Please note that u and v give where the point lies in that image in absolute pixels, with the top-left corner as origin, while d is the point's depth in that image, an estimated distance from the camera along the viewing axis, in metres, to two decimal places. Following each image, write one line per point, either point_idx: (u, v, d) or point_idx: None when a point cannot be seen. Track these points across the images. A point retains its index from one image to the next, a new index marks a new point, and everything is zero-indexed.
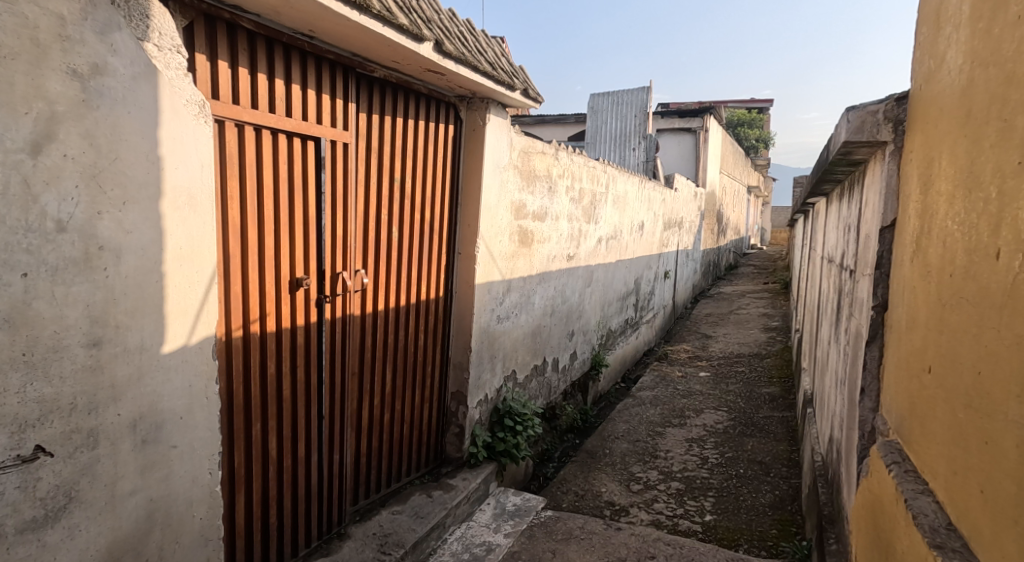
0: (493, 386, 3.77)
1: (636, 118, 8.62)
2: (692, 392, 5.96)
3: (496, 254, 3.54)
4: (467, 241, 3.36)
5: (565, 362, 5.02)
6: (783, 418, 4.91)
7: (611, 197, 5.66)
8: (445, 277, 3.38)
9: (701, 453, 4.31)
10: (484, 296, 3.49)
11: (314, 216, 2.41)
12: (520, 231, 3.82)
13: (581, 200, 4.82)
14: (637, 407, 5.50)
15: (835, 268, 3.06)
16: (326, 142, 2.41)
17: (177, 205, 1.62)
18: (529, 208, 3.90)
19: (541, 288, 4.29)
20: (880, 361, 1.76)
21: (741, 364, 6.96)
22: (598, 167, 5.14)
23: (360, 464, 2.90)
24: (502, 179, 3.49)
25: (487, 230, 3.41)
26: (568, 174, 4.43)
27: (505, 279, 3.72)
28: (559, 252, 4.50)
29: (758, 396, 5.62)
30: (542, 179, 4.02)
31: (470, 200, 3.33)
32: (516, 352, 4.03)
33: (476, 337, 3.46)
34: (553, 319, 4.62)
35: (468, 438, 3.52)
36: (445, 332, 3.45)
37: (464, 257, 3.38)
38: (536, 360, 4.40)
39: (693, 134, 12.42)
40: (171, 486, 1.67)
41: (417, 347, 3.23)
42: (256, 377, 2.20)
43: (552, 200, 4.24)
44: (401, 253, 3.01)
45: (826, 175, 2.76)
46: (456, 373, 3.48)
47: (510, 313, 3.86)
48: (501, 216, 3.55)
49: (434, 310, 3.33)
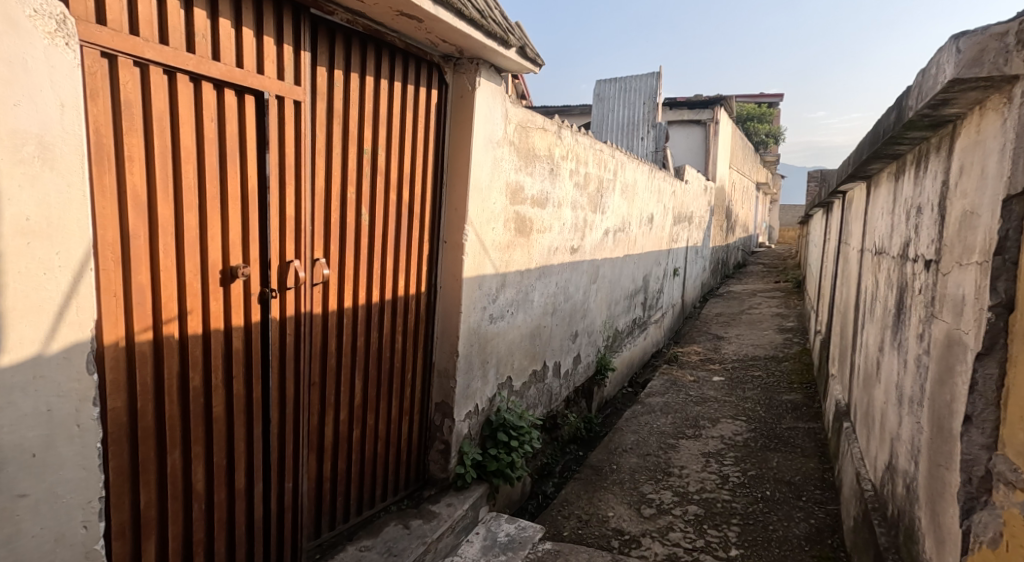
0: (485, 396, 3.31)
1: (645, 106, 8.08)
2: (705, 398, 5.49)
3: (488, 244, 3.07)
4: (454, 227, 2.89)
5: (567, 366, 4.55)
6: (809, 428, 4.42)
7: (619, 185, 5.17)
8: (426, 270, 2.91)
9: (720, 470, 3.83)
10: (473, 292, 3.01)
11: (255, 191, 1.94)
12: (517, 219, 3.36)
13: (586, 186, 4.34)
14: (646, 415, 5.03)
15: (890, 261, 2.56)
16: (270, 97, 1.94)
17: (19, 158, 1.15)
18: (527, 192, 3.42)
19: (541, 284, 3.82)
20: (1000, 381, 1.28)
21: (757, 368, 6.45)
22: (605, 151, 4.65)
23: (322, 491, 2.44)
24: (496, 156, 3.02)
25: (478, 215, 2.94)
26: (571, 156, 3.96)
27: (499, 273, 3.26)
28: (561, 244, 4.03)
29: (778, 404, 5.12)
30: (543, 159, 3.54)
31: (457, 179, 2.86)
32: (512, 356, 3.56)
33: (464, 339, 2.99)
34: (555, 319, 4.15)
35: (455, 456, 3.06)
36: (428, 333, 2.98)
37: (450, 246, 2.91)
38: (536, 364, 3.93)
39: (701, 126, 11.94)
40: (20, 551, 1.21)
41: (394, 351, 2.76)
42: (173, 394, 1.73)
43: (554, 184, 3.76)
44: (372, 240, 2.54)
45: (886, 146, 2.28)
46: (441, 382, 3.02)
47: (505, 312, 3.39)
48: (494, 200, 3.08)
49: (414, 308, 2.86)
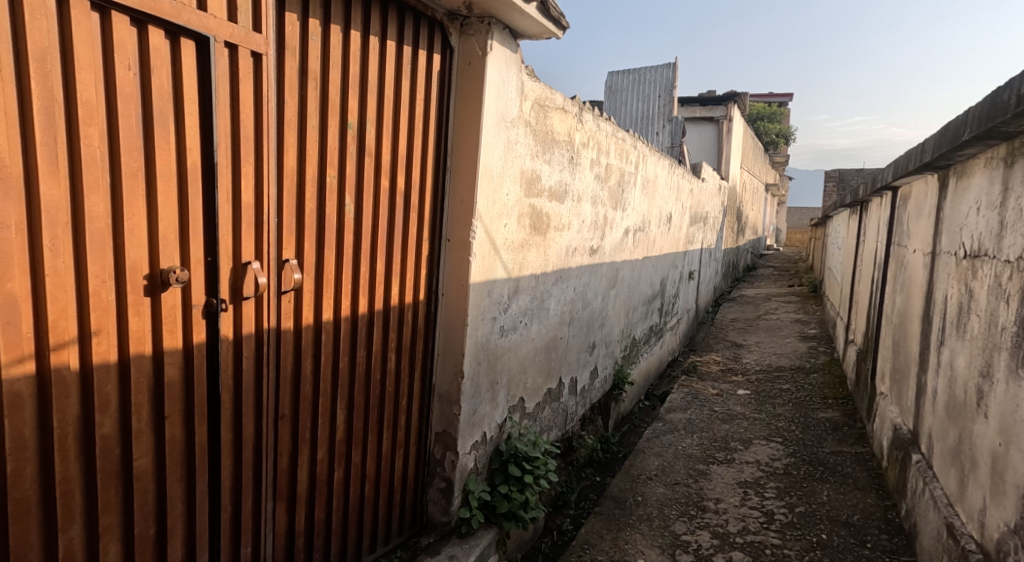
0: (494, 422, 2.83)
1: (660, 98, 7.59)
2: (732, 414, 5.00)
3: (499, 243, 2.59)
4: (460, 223, 2.41)
5: (584, 382, 4.07)
6: (856, 453, 3.92)
7: (640, 179, 4.69)
8: (426, 274, 2.42)
9: (761, 505, 3.34)
10: (481, 300, 2.53)
11: (196, 169, 1.45)
12: (532, 213, 2.87)
13: (607, 179, 3.86)
14: (669, 435, 4.54)
15: (1000, 267, 2.07)
16: (219, 44, 1.45)
17: None
18: (544, 182, 2.95)
19: (557, 289, 3.33)
20: None
21: (783, 379, 5.96)
22: (627, 141, 4.18)
23: (293, 551, 1.96)
24: (509, 138, 2.54)
25: (488, 208, 2.45)
26: (592, 143, 3.48)
27: (512, 277, 2.78)
28: (579, 244, 3.55)
29: (815, 422, 4.63)
30: (562, 145, 3.07)
31: (463, 164, 2.38)
32: (525, 373, 3.08)
33: (470, 356, 2.51)
34: (572, 330, 3.66)
35: (459, 495, 2.58)
36: (428, 349, 2.49)
37: (454, 244, 2.43)
38: (551, 381, 3.45)
39: (715, 123, 11.46)
40: None
41: (385, 372, 2.28)
42: (68, 446, 1.24)
43: (573, 176, 3.29)
44: (357, 237, 2.06)
45: (1013, 120, 1.79)
46: (442, 407, 2.53)
47: (517, 323, 2.91)
48: (507, 191, 2.60)
49: (410, 320, 2.37)
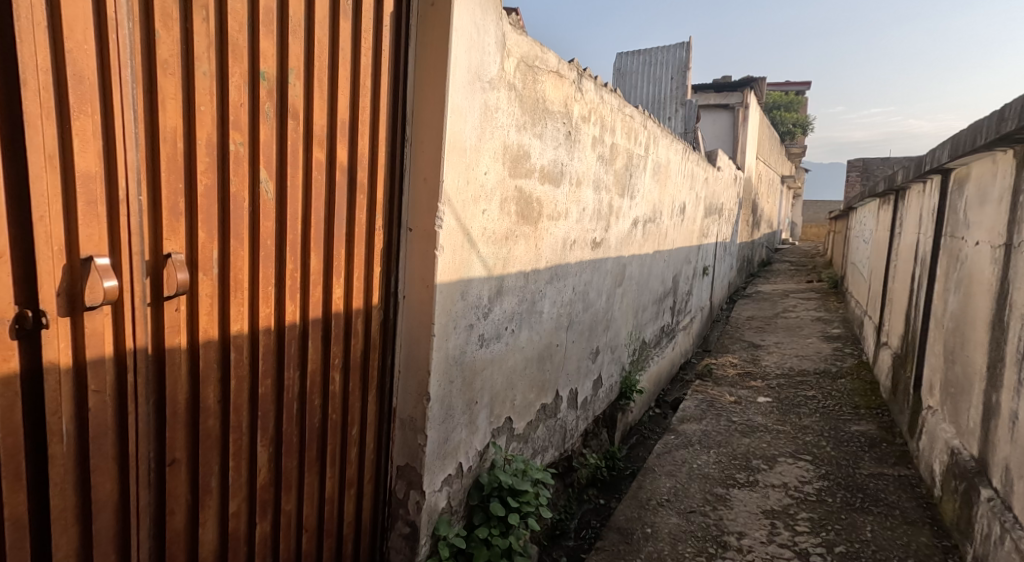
0: (473, 450, 2.37)
1: (672, 80, 7.05)
2: (753, 426, 4.49)
3: (474, 234, 2.14)
4: (424, 209, 1.96)
5: (586, 393, 3.61)
6: (900, 476, 3.41)
7: (651, 163, 4.19)
8: (381, 273, 1.96)
9: (793, 542, 2.84)
10: (452, 304, 2.07)
11: None
12: (519, 198, 2.40)
13: (613, 161, 3.37)
14: (682, 451, 4.05)
15: None
16: None
17: None
18: (535, 161, 2.47)
19: (553, 288, 2.86)
20: None
21: (807, 384, 5.44)
22: (636, 118, 3.68)
23: None
24: (487, 102, 2.08)
25: (457, 190, 1.99)
26: (595, 117, 3.00)
27: (494, 276, 2.31)
28: (580, 235, 3.07)
29: (847, 436, 4.11)
30: (556, 116, 2.59)
31: (427, 133, 1.92)
32: (513, 389, 2.61)
33: (439, 372, 2.05)
34: (572, 335, 3.18)
35: (427, 543, 2.12)
36: (386, 363, 2.04)
37: (417, 235, 1.98)
38: (546, 395, 2.97)
39: (729, 111, 10.88)
40: None
41: (326, 394, 1.83)
42: None
43: (571, 154, 2.80)
44: (280, 226, 1.60)
45: None
46: (405, 436, 2.08)
47: (502, 330, 2.44)
48: (485, 170, 2.14)
49: (361, 329, 1.92)
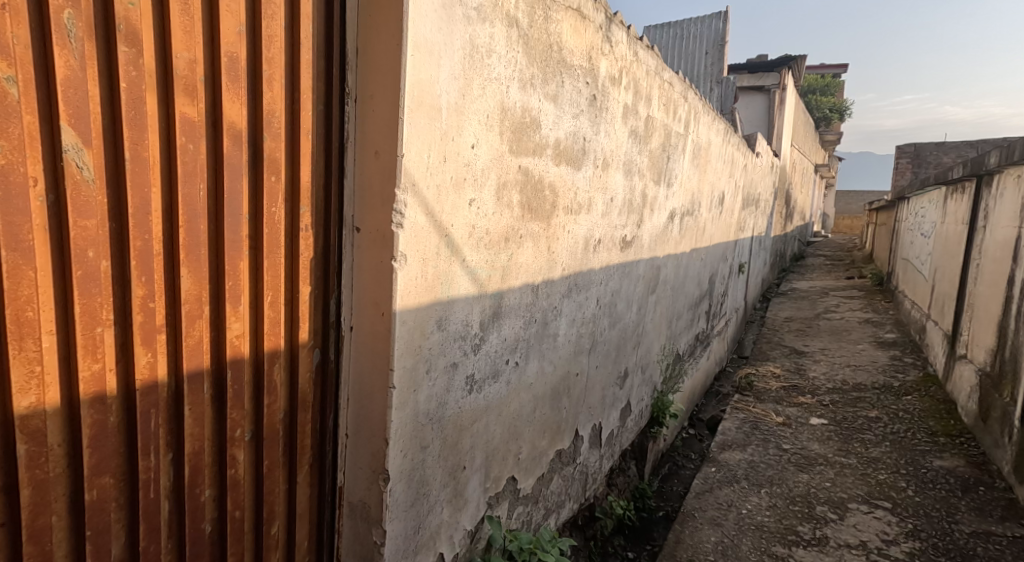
0: (461, 531, 1.72)
1: (707, 56, 6.30)
2: (809, 456, 3.78)
3: (457, 234, 1.49)
4: (377, 199, 1.31)
5: (612, 426, 2.95)
6: (1014, 540, 2.70)
7: (691, 144, 3.48)
8: (313, 295, 1.32)
9: None
10: (422, 339, 1.42)
11: None
12: (525, 183, 1.74)
13: (648, 139, 2.68)
14: (726, 489, 3.35)
15: None
16: None
17: None
18: (547, 133, 1.81)
19: (572, 302, 2.19)
20: None
21: (866, 401, 4.69)
22: (676, 87, 2.98)
23: None
24: (474, 40, 1.41)
25: (427, 168, 1.34)
26: (627, 79, 2.31)
27: (487, 292, 1.66)
28: (607, 232, 2.40)
29: (930, 474, 3.38)
30: (576, 72, 1.91)
31: (379, 83, 1.26)
32: (516, 440, 1.95)
33: (403, 437, 1.41)
34: (594, 359, 2.51)
35: None
36: (327, 425, 1.41)
37: (368, 238, 1.33)
38: (560, 439, 2.31)
39: (765, 93, 10.02)
40: None
41: (224, 483, 1.20)
42: None
43: (596, 127, 2.12)
44: (116, 228, 0.97)
45: None
46: (356, 527, 1.45)
47: (500, 365, 1.78)
48: (472, 142, 1.48)
49: (282, 380, 1.29)
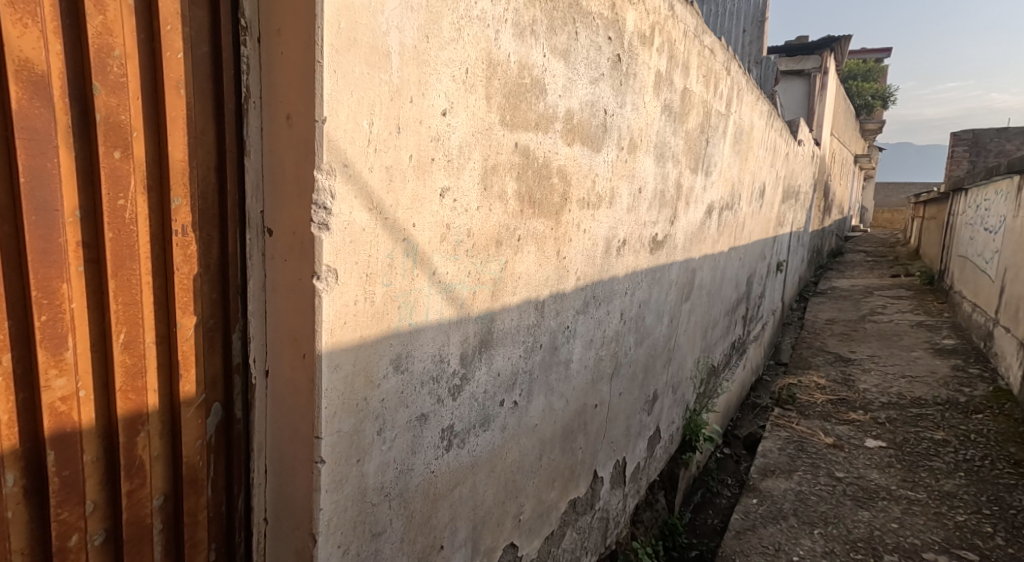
0: None
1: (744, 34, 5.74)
2: (868, 487, 3.27)
3: (421, 236, 1.06)
4: (292, 188, 0.89)
5: (638, 458, 2.50)
6: None
7: (733, 126, 2.99)
8: (203, 328, 0.90)
9: None
10: (367, 388, 0.99)
11: None
12: (524, 167, 1.30)
13: (684, 116, 2.21)
14: (774, 527, 2.86)
15: None
16: None
17: None
18: (555, 101, 1.37)
19: (589, 318, 1.74)
20: None
21: (929, 420, 4.14)
22: (717, 55, 2.50)
23: None
24: None
25: (366, 142, 0.91)
26: (660, 38, 1.85)
27: (471, 316, 1.23)
28: (633, 228, 1.94)
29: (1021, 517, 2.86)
30: (596, 22, 1.46)
31: (287, 10, 0.84)
32: (516, 497, 1.52)
33: (340, 528, 0.99)
34: (617, 384, 2.07)
35: None
36: (234, 507, 1.00)
37: (284, 245, 0.91)
38: (574, 485, 1.87)
39: (805, 78, 9.34)
40: None
41: None
42: None
43: (620, 97, 1.67)
44: None
45: None
46: None
47: (492, 408, 1.35)
48: (442, 106, 1.05)
49: (155, 454, 0.87)
